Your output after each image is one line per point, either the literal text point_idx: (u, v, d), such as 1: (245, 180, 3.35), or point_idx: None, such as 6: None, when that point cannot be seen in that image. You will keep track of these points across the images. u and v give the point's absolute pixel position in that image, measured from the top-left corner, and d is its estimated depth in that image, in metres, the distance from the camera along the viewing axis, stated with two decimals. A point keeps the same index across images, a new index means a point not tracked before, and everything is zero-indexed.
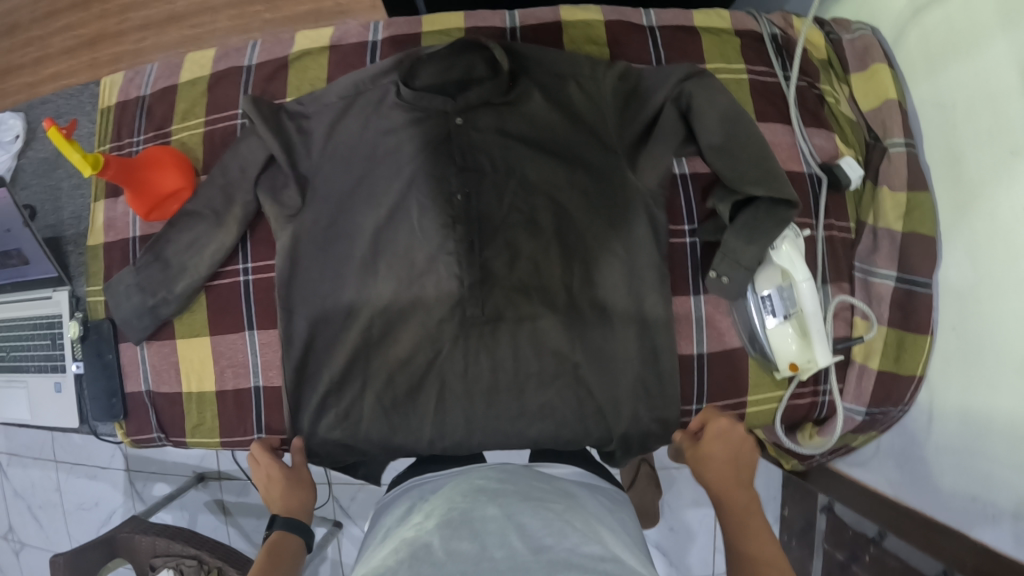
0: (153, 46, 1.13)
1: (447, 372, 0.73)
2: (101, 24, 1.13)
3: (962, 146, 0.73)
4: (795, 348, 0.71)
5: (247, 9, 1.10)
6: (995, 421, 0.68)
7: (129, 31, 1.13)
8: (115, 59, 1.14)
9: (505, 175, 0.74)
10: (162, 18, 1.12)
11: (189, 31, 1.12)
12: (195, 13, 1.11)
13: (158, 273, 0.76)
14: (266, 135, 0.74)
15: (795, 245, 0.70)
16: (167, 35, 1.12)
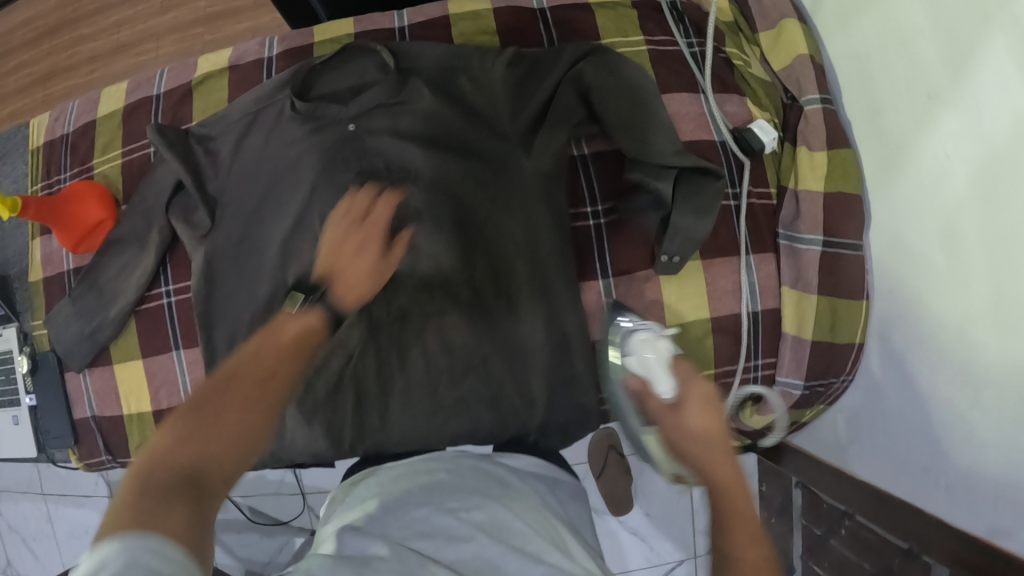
0: (103, 78, 1.19)
1: (362, 376, 0.74)
2: (52, 61, 1.21)
3: (881, 99, 0.69)
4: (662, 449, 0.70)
5: (188, 33, 1.15)
6: (939, 398, 0.65)
7: (80, 63, 1.19)
8: (65, 94, 1.20)
9: (401, 175, 0.76)
10: (111, 48, 1.18)
11: (135, 59, 1.17)
12: (139, 41, 1.17)
13: (91, 302, 0.80)
14: (171, 161, 0.77)
15: (647, 340, 0.67)
16: (115, 64, 1.18)
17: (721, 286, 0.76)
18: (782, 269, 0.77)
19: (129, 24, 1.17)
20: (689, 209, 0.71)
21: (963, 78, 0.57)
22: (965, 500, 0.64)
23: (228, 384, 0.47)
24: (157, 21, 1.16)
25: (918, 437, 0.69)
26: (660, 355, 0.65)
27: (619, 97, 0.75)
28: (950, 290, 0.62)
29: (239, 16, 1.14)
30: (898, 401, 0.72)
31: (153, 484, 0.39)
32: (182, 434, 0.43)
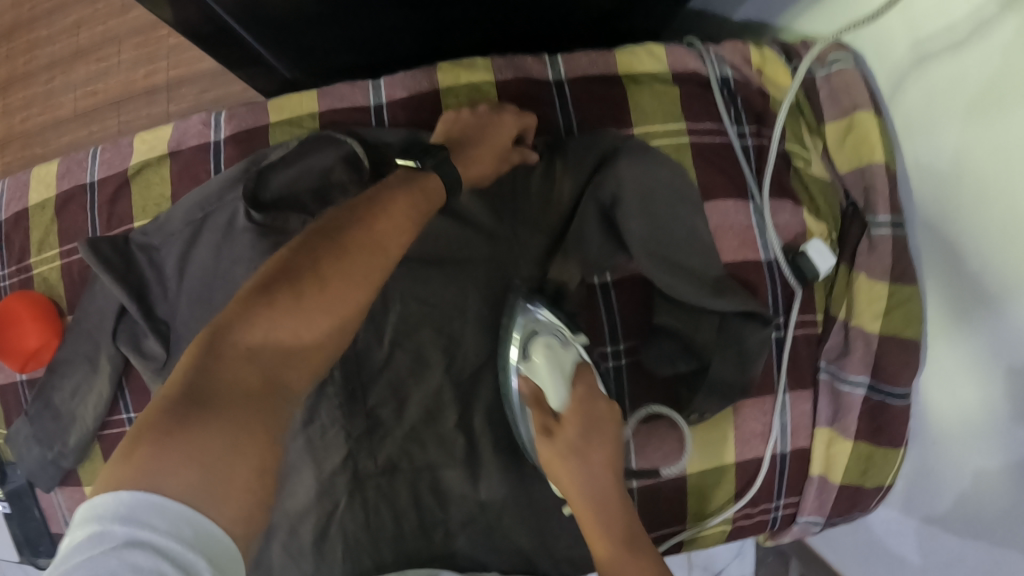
0: (62, 85, 1.13)
1: (349, 525, 0.66)
2: (10, 66, 1.16)
3: (962, 239, 0.57)
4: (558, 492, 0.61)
5: (153, 36, 1.09)
6: (962, 487, 0.60)
7: (38, 71, 1.14)
8: (26, 104, 1.14)
9: (382, 311, 0.66)
10: (69, 53, 1.13)
11: (95, 66, 1.11)
12: (98, 46, 1.11)
13: (47, 424, 0.74)
14: (111, 286, 0.68)
15: (550, 348, 0.62)
16: (76, 71, 1.12)
17: (750, 429, 0.69)
18: (819, 407, 0.70)
19: (87, 26, 1.11)
20: (730, 358, 0.65)
21: None
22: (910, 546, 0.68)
23: (315, 299, 0.47)
24: (118, 22, 1.10)
25: (932, 506, 0.65)
26: (564, 365, 0.62)
27: (644, 212, 0.65)
28: (959, 334, 0.60)
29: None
30: (922, 492, 0.66)
31: (225, 407, 0.41)
32: (266, 335, 0.45)
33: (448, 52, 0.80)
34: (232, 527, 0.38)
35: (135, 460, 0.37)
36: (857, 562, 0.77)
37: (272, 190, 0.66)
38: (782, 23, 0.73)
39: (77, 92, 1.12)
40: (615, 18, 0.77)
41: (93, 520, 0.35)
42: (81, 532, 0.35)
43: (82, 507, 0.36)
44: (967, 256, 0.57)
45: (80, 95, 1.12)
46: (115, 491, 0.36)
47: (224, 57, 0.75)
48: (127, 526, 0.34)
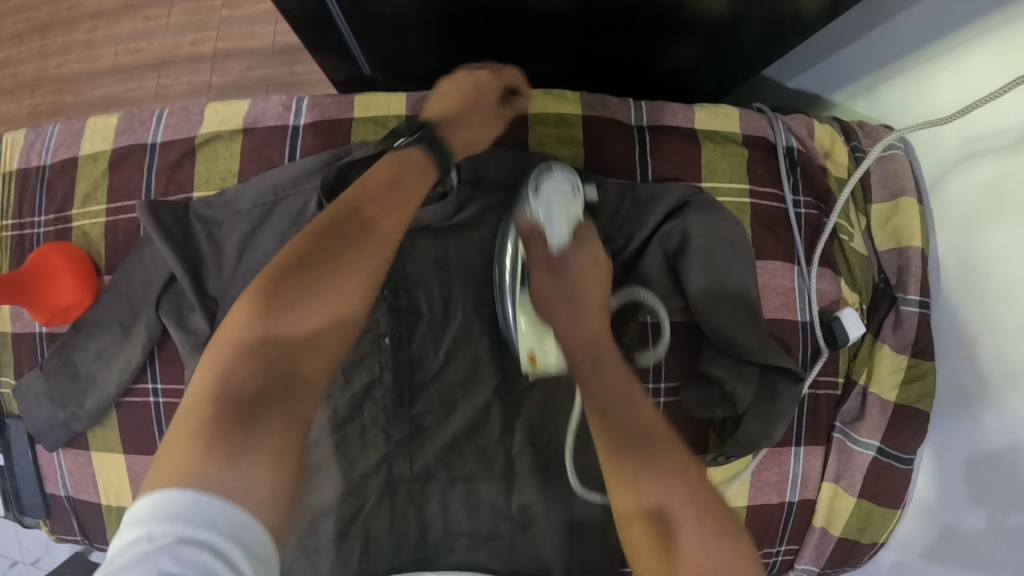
0: (103, 36, 1.07)
1: (373, 527, 0.70)
2: (52, 9, 1.09)
3: (989, 328, 0.61)
4: (525, 331, 0.66)
5: (204, 4, 1.03)
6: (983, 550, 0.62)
7: (81, 18, 1.08)
8: (64, 49, 1.09)
9: (443, 319, 0.72)
10: (115, 6, 1.06)
11: (142, 24, 1.05)
12: (148, 3, 1.05)
13: (64, 385, 0.70)
14: (165, 252, 0.66)
15: (563, 192, 0.65)
16: (120, 26, 1.06)
17: (763, 478, 0.74)
18: (827, 463, 0.74)
19: None
20: (766, 409, 0.68)
21: None
22: None
23: (337, 276, 0.49)
24: None
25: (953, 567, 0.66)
26: (571, 208, 0.65)
27: (705, 262, 0.68)
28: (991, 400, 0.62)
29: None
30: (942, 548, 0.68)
31: (257, 395, 0.43)
32: (291, 321, 0.46)
33: (510, 73, 0.84)
34: (268, 527, 0.39)
35: (171, 461, 0.39)
36: None
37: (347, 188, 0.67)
38: (835, 99, 0.80)
39: (119, 48, 1.06)
40: (684, 74, 0.83)
41: (138, 523, 0.36)
42: (131, 531, 0.36)
43: (136, 507, 0.37)
44: (985, 349, 0.62)
45: (120, 50, 1.06)
46: (165, 489, 0.37)
47: (310, 45, 0.76)
48: (177, 524, 0.36)
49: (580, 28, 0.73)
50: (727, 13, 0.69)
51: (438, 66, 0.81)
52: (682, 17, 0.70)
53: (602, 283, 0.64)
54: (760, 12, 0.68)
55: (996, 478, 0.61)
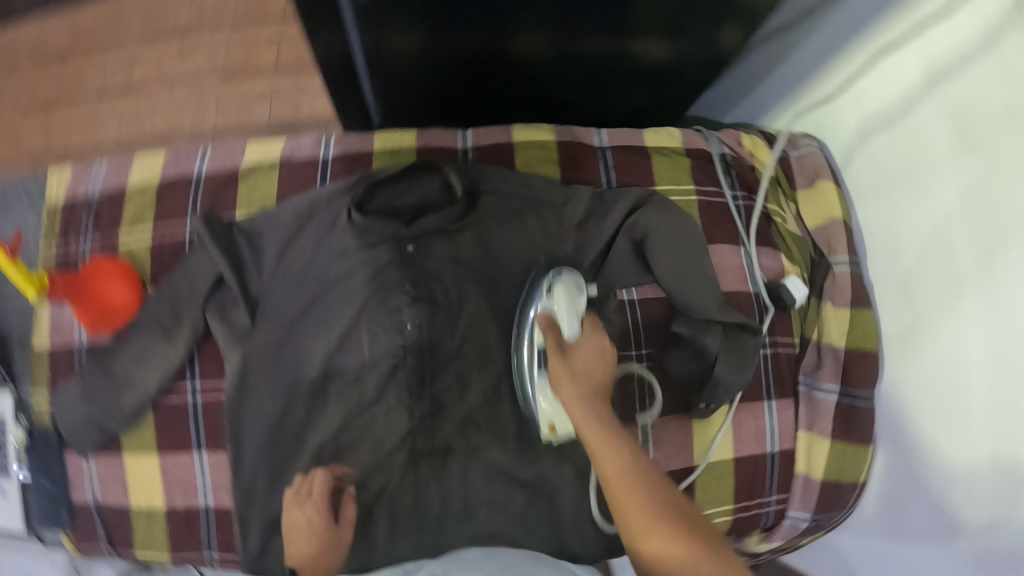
0: (109, 111, 1.15)
1: (399, 501, 0.76)
2: (58, 87, 1.16)
3: (907, 271, 0.76)
4: (549, 410, 0.70)
5: (205, 86, 1.16)
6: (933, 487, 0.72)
7: (85, 96, 1.16)
8: (65, 125, 1.15)
9: (458, 308, 0.79)
10: (120, 87, 1.16)
11: (141, 102, 1.16)
12: (148, 84, 1.16)
13: (103, 386, 0.76)
14: (214, 255, 0.77)
15: (569, 291, 0.71)
16: (122, 104, 1.15)
17: (744, 431, 0.83)
18: (798, 414, 0.84)
19: (142, 65, 1.16)
20: (730, 361, 0.77)
21: (984, 250, 0.66)
22: (893, 547, 0.77)
23: None
24: (176, 69, 1.16)
25: (907, 520, 0.75)
26: (575, 305, 0.71)
27: (670, 249, 0.81)
28: (918, 355, 0.75)
29: (256, 75, 1.17)
30: (895, 492, 0.78)
31: None
32: None
33: (497, 116, 1.02)
34: None
35: None
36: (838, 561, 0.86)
37: (374, 206, 0.80)
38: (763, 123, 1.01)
39: (123, 124, 1.15)
40: (635, 114, 1.03)
41: None
42: None
43: None
44: (914, 287, 0.75)
45: (123, 126, 1.15)
46: None
47: (336, 101, 0.94)
48: None
49: (556, 76, 0.91)
50: (666, 60, 0.89)
51: (435, 113, 0.99)
52: (632, 67, 0.90)
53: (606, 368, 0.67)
54: (692, 57, 0.88)
55: (949, 399, 0.70)
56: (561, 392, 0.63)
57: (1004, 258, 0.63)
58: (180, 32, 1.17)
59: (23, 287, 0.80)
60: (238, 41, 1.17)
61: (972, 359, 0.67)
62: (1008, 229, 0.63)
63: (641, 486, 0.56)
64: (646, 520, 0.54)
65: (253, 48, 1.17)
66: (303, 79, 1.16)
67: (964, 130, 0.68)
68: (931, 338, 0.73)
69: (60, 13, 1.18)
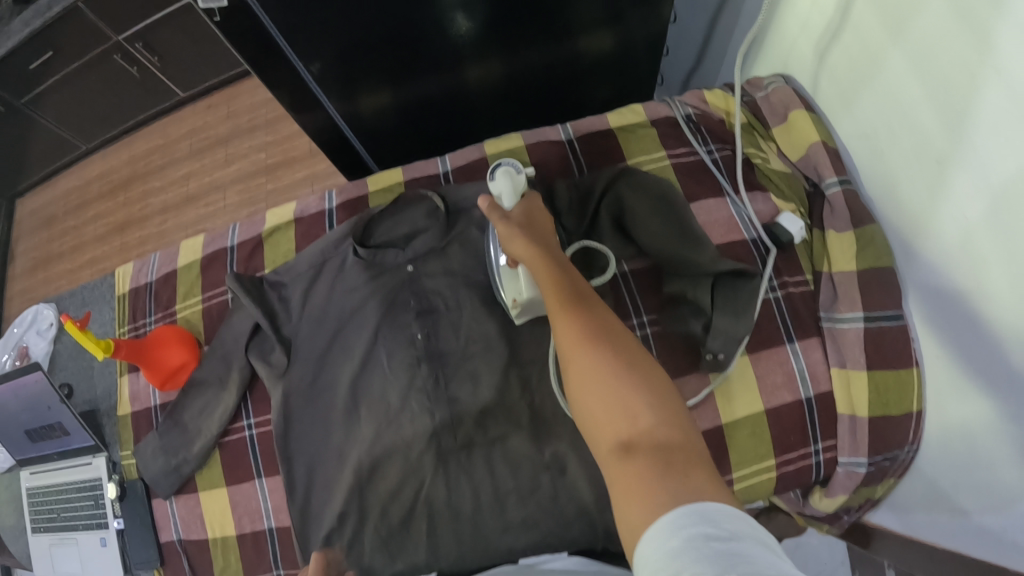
0: (174, 227, 1.33)
1: (434, 500, 0.77)
2: (127, 212, 1.38)
3: (896, 170, 0.73)
4: (507, 281, 0.74)
5: (252, 183, 1.31)
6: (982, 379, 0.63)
7: (152, 215, 1.36)
8: (141, 242, 1.34)
9: (458, 313, 0.81)
10: (180, 200, 1.35)
11: (204, 210, 1.33)
12: (206, 193, 1.34)
13: (174, 437, 0.87)
14: (250, 308, 0.85)
15: (510, 175, 0.66)
16: (185, 214, 1.33)
17: (772, 379, 0.80)
18: (828, 352, 0.80)
19: (195, 177, 1.35)
20: (727, 306, 0.75)
21: (951, 112, 0.62)
22: (968, 468, 0.68)
23: None
24: (223, 173, 1.34)
25: (969, 431, 0.67)
26: (518, 186, 0.66)
27: (653, 215, 0.79)
28: (930, 247, 0.70)
29: (296, 165, 1.31)
30: (951, 406, 0.70)
31: None
32: None
33: (481, 139, 1.09)
34: None
35: None
36: (924, 498, 0.77)
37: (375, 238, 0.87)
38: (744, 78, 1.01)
39: (187, 231, 1.32)
40: (614, 101, 1.08)
41: None
42: None
43: None
44: (904, 182, 0.72)
45: (189, 233, 1.32)
46: None
47: (341, 166, 1.04)
48: None
49: (521, 89, 0.98)
50: (615, 47, 0.94)
51: (432, 154, 1.09)
52: (585, 61, 0.95)
53: (546, 222, 0.67)
54: (637, 38, 0.93)
55: (963, 279, 0.64)
56: (502, 229, 0.63)
57: (970, 122, 0.60)
58: (224, 142, 1.36)
59: (93, 352, 0.83)
60: (273, 141, 1.34)
61: (972, 227, 0.62)
62: (964, 89, 0.60)
63: (580, 318, 0.52)
64: (585, 366, 0.49)
65: (287, 144, 1.33)
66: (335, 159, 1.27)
67: (898, 12, 0.66)
68: (932, 232, 0.68)
69: (126, 151, 1.43)
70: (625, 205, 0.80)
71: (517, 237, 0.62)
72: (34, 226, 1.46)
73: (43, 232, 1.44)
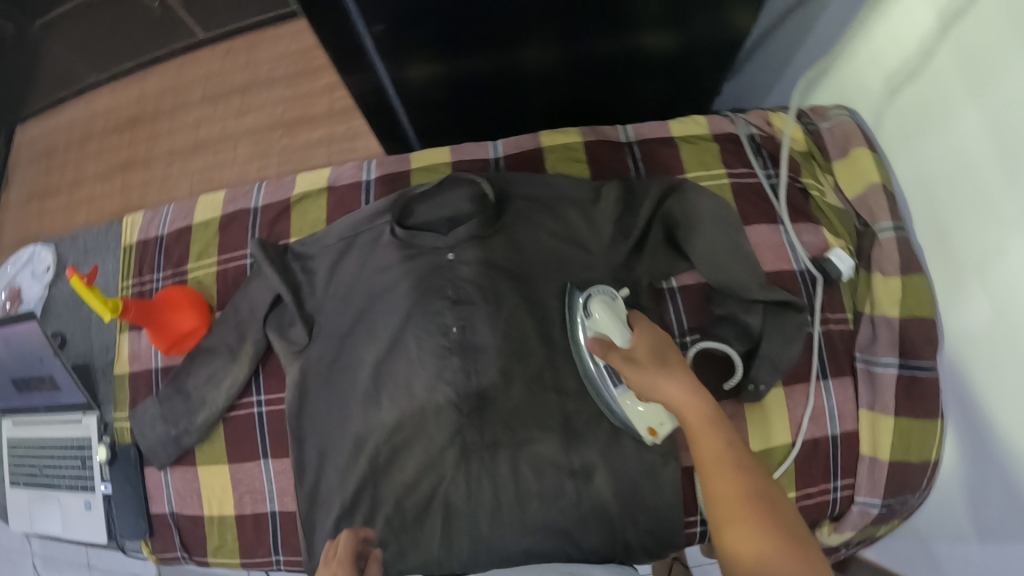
0: (180, 171, 1.26)
1: (453, 497, 0.75)
2: (132, 150, 1.30)
3: (950, 224, 0.72)
4: (643, 412, 0.68)
5: (267, 136, 1.24)
6: (1008, 444, 0.64)
7: (157, 157, 1.28)
8: (144, 184, 1.27)
9: (496, 308, 0.77)
10: (189, 145, 1.27)
11: (213, 158, 1.25)
12: (216, 141, 1.26)
13: (177, 404, 0.82)
14: (272, 277, 0.80)
15: (606, 302, 0.68)
16: (193, 161, 1.26)
17: (801, 412, 0.79)
18: (859, 393, 0.80)
19: (207, 123, 1.27)
20: (775, 338, 0.75)
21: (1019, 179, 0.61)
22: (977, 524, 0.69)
23: None
24: (237, 123, 1.26)
25: (986, 489, 0.68)
26: (618, 312, 0.68)
27: (707, 234, 0.78)
28: (972, 306, 0.70)
29: (314, 123, 1.23)
30: (970, 460, 0.72)
31: None
32: None
33: (530, 131, 1.06)
34: None
35: None
36: (925, 545, 0.80)
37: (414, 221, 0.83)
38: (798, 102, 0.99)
39: (195, 180, 1.25)
40: (666, 105, 1.04)
41: None
42: None
43: None
44: (957, 237, 0.71)
45: (196, 182, 1.25)
46: None
47: (379, 133, 0.99)
48: None
49: (573, 81, 0.94)
50: (678, 49, 0.90)
51: (473, 138, 1.05)
52: (647, 60, 0.91)
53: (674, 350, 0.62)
54: (703, 43, 0.89)
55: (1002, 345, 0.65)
56: (640, 369, 0.59)
57: None
58: (242, 91, 1.27)
59: (99, 313, 0.77)
60: (294, 94, 1.25)
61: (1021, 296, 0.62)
62: None
63: (735, 475, 0.52)
64: (732, 503, 0.50)
65: (309, 99, 1.24)
66: (358, 123, 1.20)
67: (982, 66, 0.64)
68: (978, 292, 0.69)
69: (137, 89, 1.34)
70: (680, 219, 0.78)
71: (660, 381, 0.57)
72: (33, 154, 1.38)
73: (41, 163, 1.37)
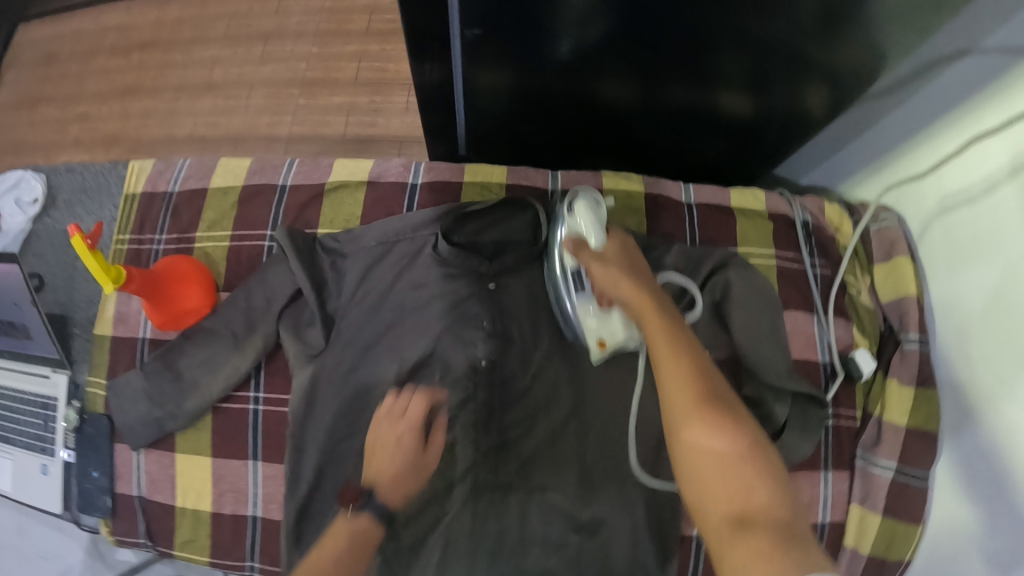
0: (185, 108, 1.15)
1: (454, 534, 0.72)
2: (138, 76, 1.19)
3: (973, 353, 0.74)
4: (597, 322, 0.69)
5: (283, 92, 1.14)
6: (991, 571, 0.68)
7: (164, 89, 1.17)
8: (144, 113, 1.17)
9: (532, 347, 0.75)
10: (200, 83, 1.16)
11: (222, 102, 1.15)
12: (229, 84, 1.15)
13: (165, 384, 0.75)
14: (297, 270, 0.74)
15: (590, 204, 0.70)
16: (201, 100, 1.15)
17: (800, 498, 0.82)
18: (853, 487, 0.83)
19: (223, 64, 1.17)
20: (797, 428, 0.76)
21: None
22: None
23: None
24: (255, 70, 1.15)
25: None
26: (600, 216, 0.70)
27: (752, 313, 0.77)
28: (979, 436, 0.72)
29: (335, 87, 1.13)
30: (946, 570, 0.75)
31: None
32: None
33: (575, 165, 1.04)
34: None
35: None
36: None
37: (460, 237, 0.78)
38: (843, 188, 0.99)
39: (199, 120, 1.15)
40: (718, 163, 1.02)
41: None
42: None
43: None
44: (977, 368, 0.73)
45: (199, 123, 1.14)
46: None
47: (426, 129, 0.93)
48: None
49: (636, 123, 0.90)
50: (752, 115, 0.86)
51: (514, 160, 1.02)
52: (718, 119, 0.88)
53: (639, 260, 0.66)
54: (777, 116, 0.86)
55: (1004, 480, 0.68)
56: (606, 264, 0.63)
57: None
58: (266, 37, 1.17)
59: (98, 279, 0.67)
60: (319, 53, 1.15)
61: None
62: None
63: (687, 366, 0.50)
64: (682, 391, 0.48)
65: (333, 62, 1.14)
66: (381, 98, 1.10)
67: None
68: (987, 424, 0.71)
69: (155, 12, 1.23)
70: (729, 293, 0.77)
71: (622, 279, 0.60)
72: (32, 58, 1.27)
73: (38, 70, 1.25)
